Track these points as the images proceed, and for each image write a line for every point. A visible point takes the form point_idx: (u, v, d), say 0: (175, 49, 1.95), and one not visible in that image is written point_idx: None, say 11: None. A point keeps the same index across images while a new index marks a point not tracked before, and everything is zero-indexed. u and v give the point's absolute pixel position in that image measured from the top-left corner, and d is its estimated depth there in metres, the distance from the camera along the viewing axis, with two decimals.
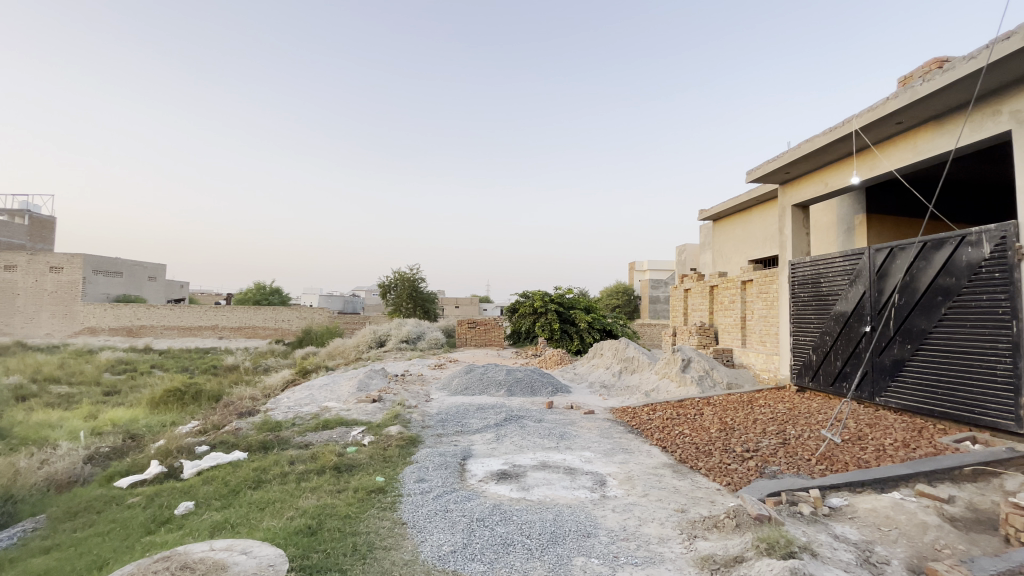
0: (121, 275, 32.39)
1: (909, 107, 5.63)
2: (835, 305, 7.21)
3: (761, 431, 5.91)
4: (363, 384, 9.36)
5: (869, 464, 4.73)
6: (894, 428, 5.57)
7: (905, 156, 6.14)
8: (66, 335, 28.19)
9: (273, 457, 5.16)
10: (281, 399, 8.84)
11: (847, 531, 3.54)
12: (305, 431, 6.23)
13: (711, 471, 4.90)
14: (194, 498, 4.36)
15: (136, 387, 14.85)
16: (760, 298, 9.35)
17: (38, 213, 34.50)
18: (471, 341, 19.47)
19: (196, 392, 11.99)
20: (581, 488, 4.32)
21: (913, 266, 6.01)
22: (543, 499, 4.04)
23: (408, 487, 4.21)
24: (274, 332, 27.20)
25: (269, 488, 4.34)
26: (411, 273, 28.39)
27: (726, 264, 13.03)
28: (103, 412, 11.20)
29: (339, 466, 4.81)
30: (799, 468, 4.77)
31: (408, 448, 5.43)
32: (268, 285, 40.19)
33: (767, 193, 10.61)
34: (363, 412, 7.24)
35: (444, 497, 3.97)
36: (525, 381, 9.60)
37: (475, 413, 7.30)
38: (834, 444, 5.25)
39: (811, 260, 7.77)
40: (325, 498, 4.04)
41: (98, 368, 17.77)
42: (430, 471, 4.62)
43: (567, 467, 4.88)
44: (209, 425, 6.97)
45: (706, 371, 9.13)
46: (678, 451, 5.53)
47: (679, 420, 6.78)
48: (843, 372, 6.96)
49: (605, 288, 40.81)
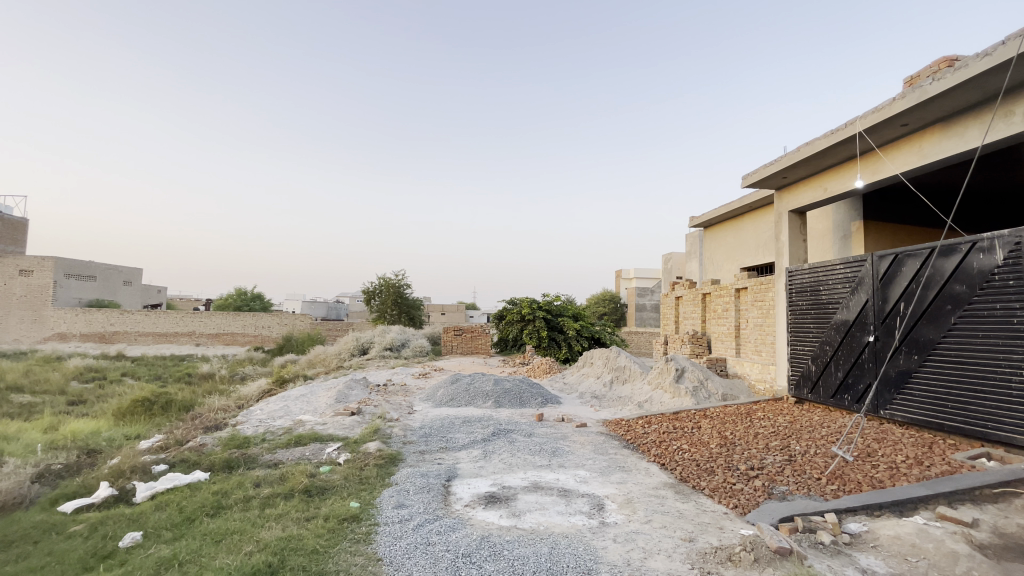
0: (94, 279, 31.25)
1: (918, 108, 5.43)
2: (835, 314, 6.96)
3: (764, 447, 5.58)
4: (342, 395, 8.86)
5: (883, 483, 4.43)
6: (903, 443, 5.28)
7: (910, 160, 5.94)
8: (35, 341, 27.00)
9: (236, 479, 4.67)
10: (253, 411, 8.30)
11: (874, 564, 3.21)
12: (275, 448, 5.74)
13: (715, 491, 4.54)
14: (143, 528, 3.85)
15: (104, 396, 14.08)
16: (755, 306, 9.10)
17: (9, 215, 33.24)
18: (457, 349, 19.03)
19: (166, 403, 11.34)
20: (578, 514, 3.92)
21: (920, 273, 5.77)
22: (537, 528, 3.63)
23: (385, 515, 3.77)
24: (253, 339, 26.36)
25: (228, 516, 3.86)
26: (396, 279, 27.82)
27: (717, 272, 12.81)
28: (65, 423, 10.50)
29: (310, 490, 4.34)
30: (810, 489, 4.43)
31: (387, 467, 4.98)
32: (249, 291, 39.27)
33: (760, 199, 10.40)
34: (341, 426, 6.77)
35: (425, 527, 3.54)
36: (514, 391, 9.19)
37: (461, 427, 6.87)
38: (845, 462, 4.93)
39: (810, 268, 7.53)
40: (291, 528, 3.58)
41: (65, 376, 16.91)
42: (410, 495, 4.18)
43: (561, 489, 4.48)
44: (171, 441, 6.41)
45: (701, 382, 8.83)
46: (679, 470, 5.17)
47: (676, 434, 6.42)
48: (845, 383, 6.68)
49: (592, 296, 40.63)
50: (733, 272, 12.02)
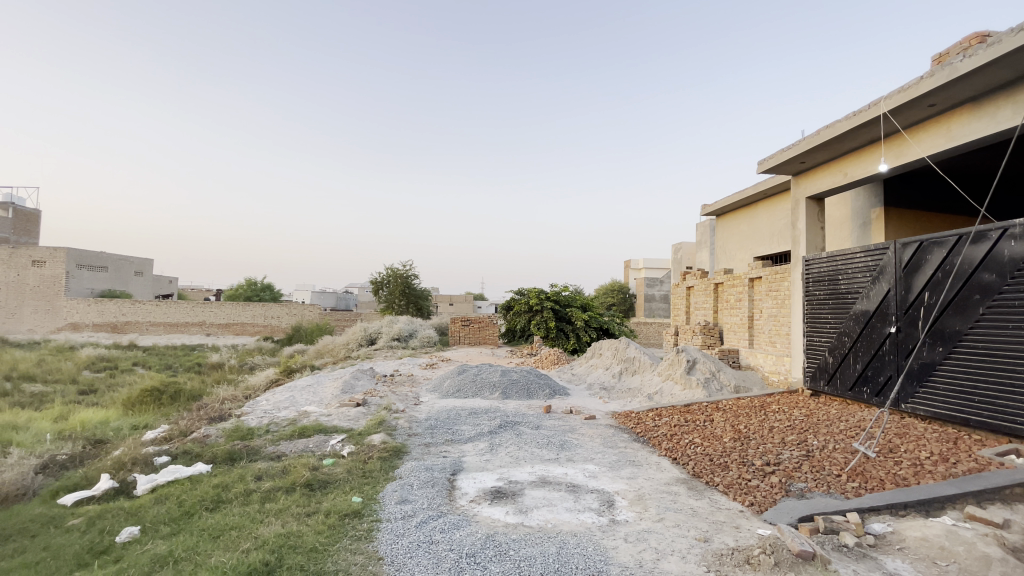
0: (106, 270, 31.53)
1: (947, 87, 5.15)
2: (855, 304, 6.71)
3: (780, 441, 5.38)
4: (348, 385, 8.78)
5: (907, 481, 4.23)
6: (927, 439, 5.06)
7: (937, 142, 5.66)
8: (48, 331, 27.31)
9: (237, 472, 4.58)
10: (259, 402, 8.24)
11: (901, 569, 3.05)
12: (279, 439, 5.65)
13: (730, 488, 4.37)
14: (141, 522, 3.76)
15: (114, 386, 14.17)
16: (770, 297, 8.85)
17: (23, 206, 33.55)
18: (465, 340, 18.96)
19: (175, 393, 11.37)
20: (587, 511, 3.77)
21: (946, 261, 5.51)
22: (544, 526, 3.49)
23: (388, 511, 3.66)
24: (262, 329, 26.43)
25: (227, 511, 3.76)
26: (404, 269, 27.73)
27: (729, 261, 12.54)
28: (74, 413, 10.53)
29: (312, 484, 4.23)
30: (829, 486, 4.25)
31: (391, 461, 4.86)
32: (259, 281, 39.48)
33: (776, 186, 10.08)
34: (345, 417, 6.67)
35: (428, 524, 3.41)
36: (522, 383, 9.05)
37: (468, 419, 6.75)
38: (866, 458, 4.73)
39: (828, 256, 7.28)
40: (290, 525, 3.47)
41: (77, 365, 17.04)
42: (414, 490, 4.06)
43: (569, 484, 4.34)
44: (175, 432, 6.36)
45: (713, 373, 8.63)
46: (691, 464, 5.00)
47: (688, 427, 6.26)
48: (864, 375, 6.45)
49: (601, 286, 40.32)
50: (746, 262, 11.75)
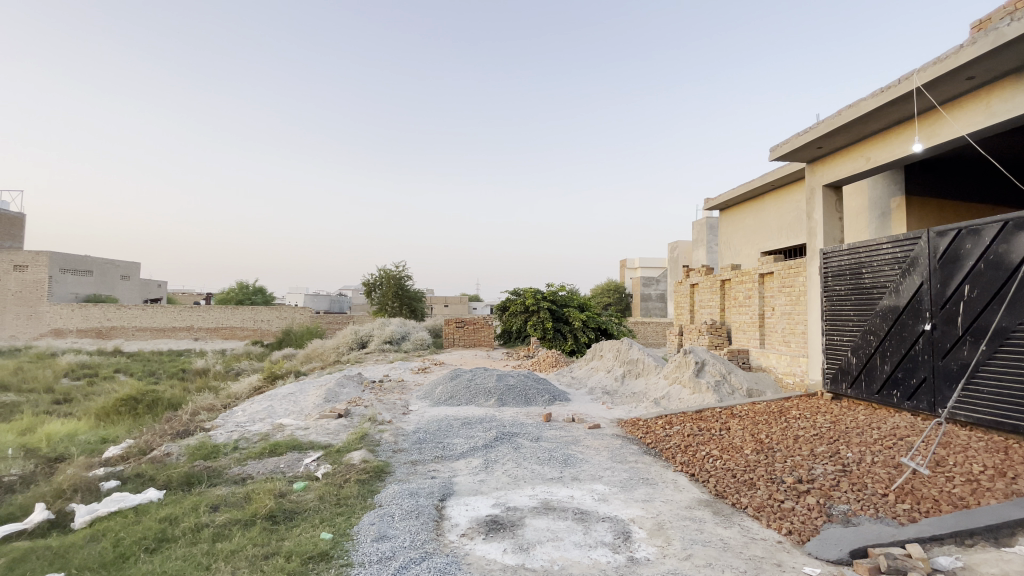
0: (92, 274, 30.65)
1: (991, 55, 4.60)
2: (882, 300, 6.16)
3: (810, 454, 4.80)
4: (331, 393, 8.12)
5: (966, 502, 3.66)
6: (975, 449, 4.49)
7: (977, 119, 5.13)
8: (31, 337, 26.40)
9: (191, 501, 3.94)
10: (234, 412, 7.58)
11: None
12: (247, 459, 5.03)
13: (761, 512, 3.79)
14: (67, 567, 3.13)
15: (92, 395, 13.42)
16: (784, 293, 8.28)
17: (8, 210, 32.73)
18: (459, 341, 18.41)
19: (151, 402, 10.67)
20: (600, 547, 3.17)
21: (991, 250, 4.95)
22: (550, 569, 2.89)
23: (362, 551, 3.05)
24: (251, 333, 25.63)
25: (169, 554, 3.13)
26: (397, 271, 27.05)
27: (734, 257, 12.00)
28: (42, 425, 9.80)
29: (275, 516, 3.62)
30: (877, 509, 3.67)
31: (370, 484, 4.25)
32: (249, 285, 38.69)
33: (783, 176, 9.53)
34: (324, 431, 6.03)
35: (410, 571, 2.81)
36: (519, 388, 8.44)
37: (460, 431, 6.13)
38: (914, 474, 4.15)
39: (849, 248, 6.73)
40: (242, 572, 2.84)
41: (54, 373, 16.23)
42: (395, 523, 3.43)
43: (576, 511, 3.73)
44: (133, 450, 5.69)
45: (723, 376, 8.07)
46: (713, 483, 4.42)
47: (704, 437, 5.67)
48: (894, 377, 5.90)
49: (597, 287, 39.71)
50: (752, 257, 11.22)
